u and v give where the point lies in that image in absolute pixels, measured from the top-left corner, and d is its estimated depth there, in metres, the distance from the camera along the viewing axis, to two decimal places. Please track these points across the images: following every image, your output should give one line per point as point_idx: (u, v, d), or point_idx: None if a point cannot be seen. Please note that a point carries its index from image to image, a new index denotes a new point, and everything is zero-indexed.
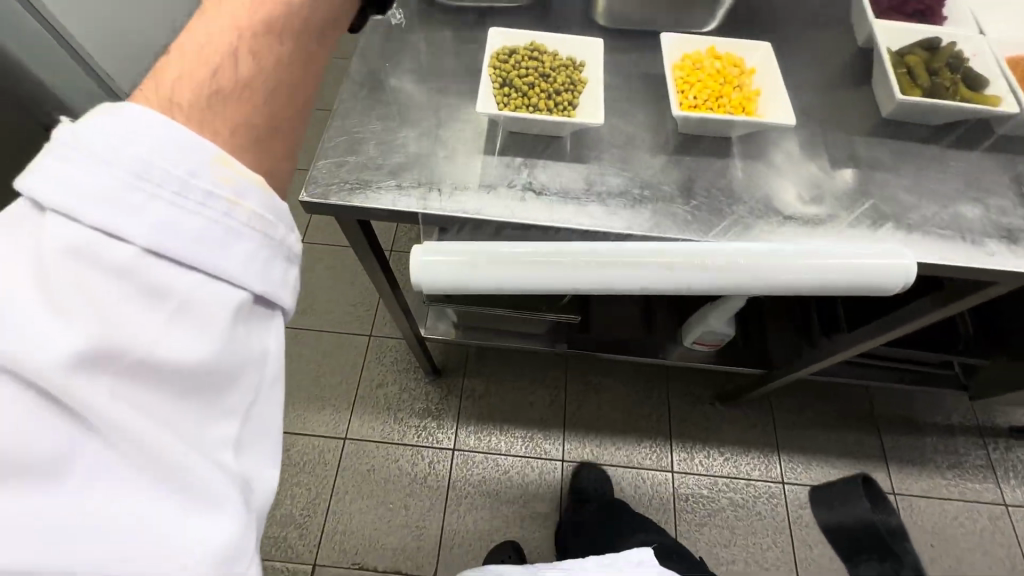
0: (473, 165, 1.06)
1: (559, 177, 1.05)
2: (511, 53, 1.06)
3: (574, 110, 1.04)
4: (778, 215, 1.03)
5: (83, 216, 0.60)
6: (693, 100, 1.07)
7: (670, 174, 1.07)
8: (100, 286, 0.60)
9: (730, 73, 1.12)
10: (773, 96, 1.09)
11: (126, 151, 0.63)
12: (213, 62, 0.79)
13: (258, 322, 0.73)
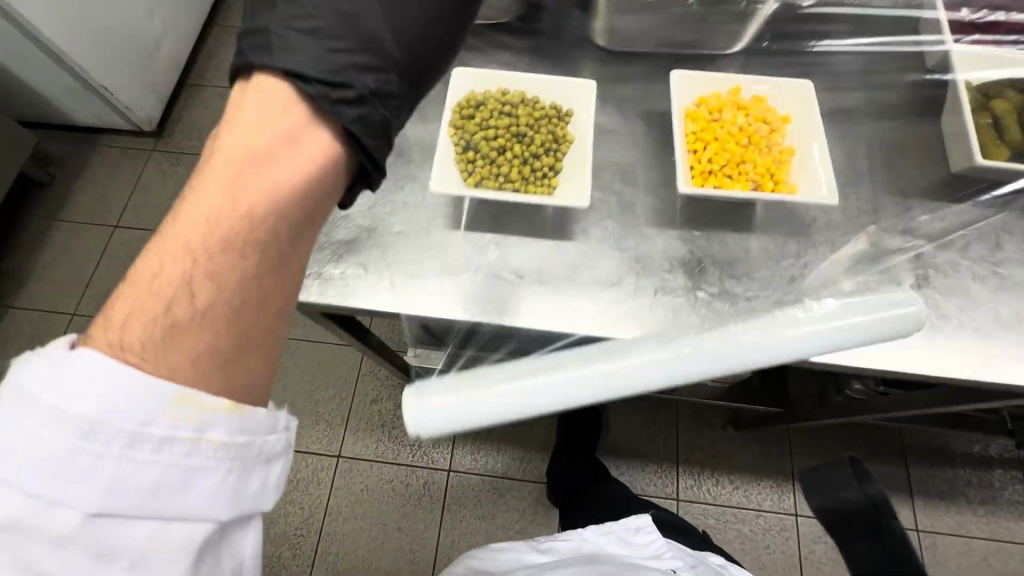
0: (438, 246, 1.02)
1: (525, 254, 1.01)
2: (478, 110, 1.01)
3: (554, 175, 1.02)
4: (758, 298, 0.97)
5: (27, 485, 0.61)
6: (709, 166, 1.03)
7: (662, 251, 1.03)
8: (64, 554, 0.62)
9: (751, 131, 1.04)
10: (807, 162, 1.03)
11: (74, 408, 0.61)
12: (166, 293, 0.69)
13: (234, 529, 0.73)
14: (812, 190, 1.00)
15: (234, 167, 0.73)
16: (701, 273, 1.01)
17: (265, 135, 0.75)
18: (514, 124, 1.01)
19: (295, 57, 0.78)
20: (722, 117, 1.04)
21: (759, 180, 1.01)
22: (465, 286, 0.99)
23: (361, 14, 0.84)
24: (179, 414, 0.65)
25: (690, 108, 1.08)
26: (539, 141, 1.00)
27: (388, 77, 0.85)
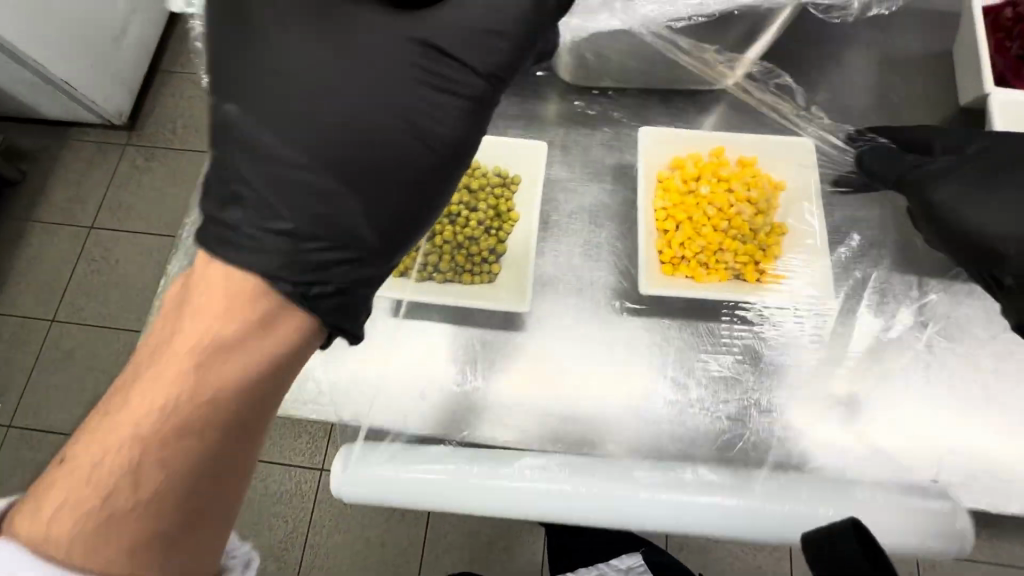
0: (394, 349, 0.75)
1: (507, 361, 0.74)
2: None
3: (493, 264, 0.70)
4: (846, 434, 0.70)
5: None
6: (679, 256, 0.75)
7: (701, 349, 0.75)
8: None
9: (738, 195, 0.76)
10: (809, 254, 0.74)
11: None
12: (100, 480, 0.42)
13: None
14: (818, 281, 0.74)
15: (188, 358, 0.43)
16: (691, 373, 0.74)
17: (243, 304, 0.44)
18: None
19: (260, 256, 0.45)
20: (697, 184, 0.77)
21: (747, 268, 0.74)
22: (375, 394, 0.74)
23: (329, 204, 0.47)
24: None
25: (660, 172, 0.79)
26: (476, 208, 0.70)
27: (370, 267, 0.50)
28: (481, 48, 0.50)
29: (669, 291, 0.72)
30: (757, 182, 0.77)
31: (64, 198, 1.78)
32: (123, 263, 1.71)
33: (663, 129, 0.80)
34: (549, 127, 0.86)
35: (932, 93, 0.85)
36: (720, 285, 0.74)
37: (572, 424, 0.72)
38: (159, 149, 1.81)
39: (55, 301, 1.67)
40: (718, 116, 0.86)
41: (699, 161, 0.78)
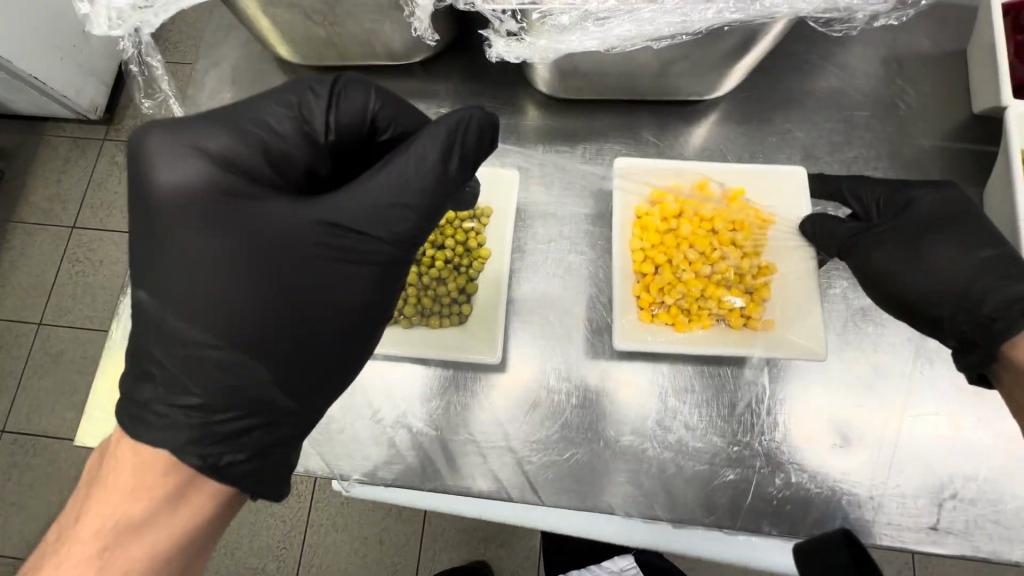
0: (366, 396, 0.70)
1: (485, 412, 0.70)
2: None
3: (465, 306, 0.64)
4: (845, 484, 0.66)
5: None
6: (660, 302, 0.69)
7: (690, 399, 0.70)
8: None
9: (721, 236, 0.71)
10: (789, 300, 0.69)
11: None
12: None
13: None
14: (812, 327, 0.66)
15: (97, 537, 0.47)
16: (679, 413, 0.69)
17: (151, 479, 0.49)
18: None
19: (170, 434, 0.51)
20: (676, 224, 0.72)
21: (731, 313, 0.69)
22: (343, 443, 0.69)
23: (233, 375, 0.52)
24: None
25: (638, 208, 0.72)
26: (443, 244, 0.65)
27: (283, 429, 0.56)
28: (377, 223, 0.57)
29: (645, 346, 0.67)
30: (740, 221, 0.72)
31: (43, 198, 1.71)
32: (106, 264, 1.65)
33: (634, 164, 0.73)
34: (528, 142, 0.80)
35: (946, 96, 0.78)
36: (703, 333, 0.69)
37: (554, 469, 0.68)
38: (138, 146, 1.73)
39: (39, 304, 1.62)
40: (710, 126, 0.80)
41: (680, 197, 0.72)
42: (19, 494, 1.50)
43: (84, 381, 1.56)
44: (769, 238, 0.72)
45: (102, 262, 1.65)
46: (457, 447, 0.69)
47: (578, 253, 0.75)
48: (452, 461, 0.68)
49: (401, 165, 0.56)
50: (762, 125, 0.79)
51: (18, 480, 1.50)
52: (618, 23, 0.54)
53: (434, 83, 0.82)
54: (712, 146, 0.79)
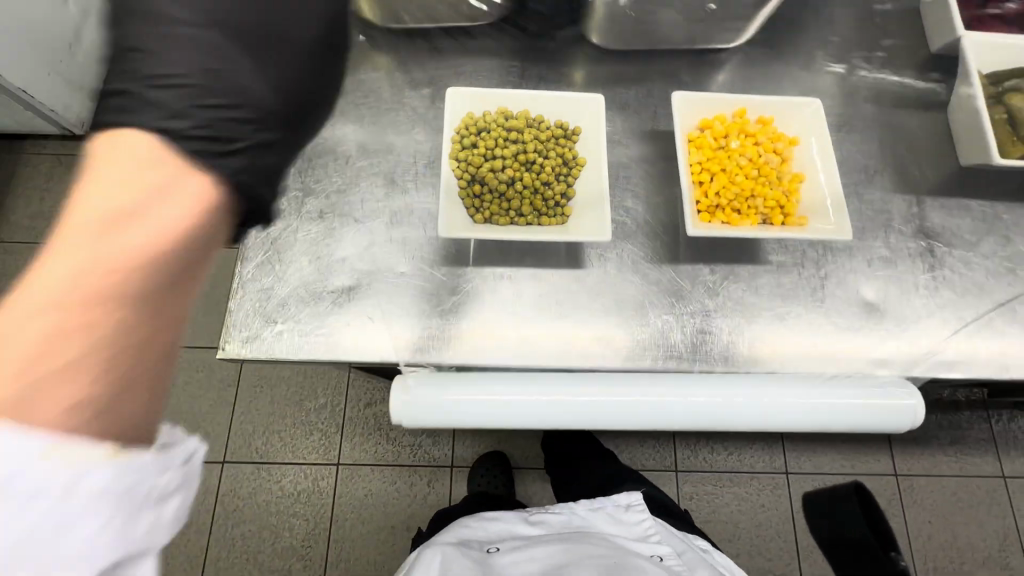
0: (486, 295, 0.80)
1: (588, 303, 0.80)
2: (475, 126, 0.77)
3: (568, 207, 0.76)
4: (880, 341, 0.81)
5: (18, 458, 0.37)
6: (718, 200, 0.76)
7: (748, 283, 0.83)
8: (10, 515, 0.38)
9: (766, 153, 0.78)
10: (825, 195, 0.78)
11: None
12: None
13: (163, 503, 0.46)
14: (842, 214, 0.75)
15: (135, 266, 0.47)
16: (745, 293, 0.82)
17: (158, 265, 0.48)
18: (517, 130, 0.77)
19: None
20: (725, 144, 0.79)
21: (774, 210, 0.76)
22: (470, 332, 0.78)
23: None
24: (57, 462, 0.39)
25: (691, 132, 0.79)
26: (549, 154, 0.77)
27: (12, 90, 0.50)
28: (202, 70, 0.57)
29: (712, 233, 0.73)
30: (780, 140, 0.79)
31: (27, 216, 1.72)
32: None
33: (694, 95, 0.79)
34: (586, 89, 0.94)
35: (910, 40, 0.99)
36: (755, 227, 0.76)
37: (647, 348, 0.79)
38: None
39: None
40: (734, 70, 0.96)
41: (725, 122, 0.79)
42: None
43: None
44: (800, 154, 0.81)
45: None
46: (570, 338, 0.79)
47: (645, 171, 0.88)
48: (562, 347, 0.79)
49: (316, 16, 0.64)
50: (773, 69, 0.96)
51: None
52: None
53: (499, 43, 0.95)
54: (737, 86, 0.95)
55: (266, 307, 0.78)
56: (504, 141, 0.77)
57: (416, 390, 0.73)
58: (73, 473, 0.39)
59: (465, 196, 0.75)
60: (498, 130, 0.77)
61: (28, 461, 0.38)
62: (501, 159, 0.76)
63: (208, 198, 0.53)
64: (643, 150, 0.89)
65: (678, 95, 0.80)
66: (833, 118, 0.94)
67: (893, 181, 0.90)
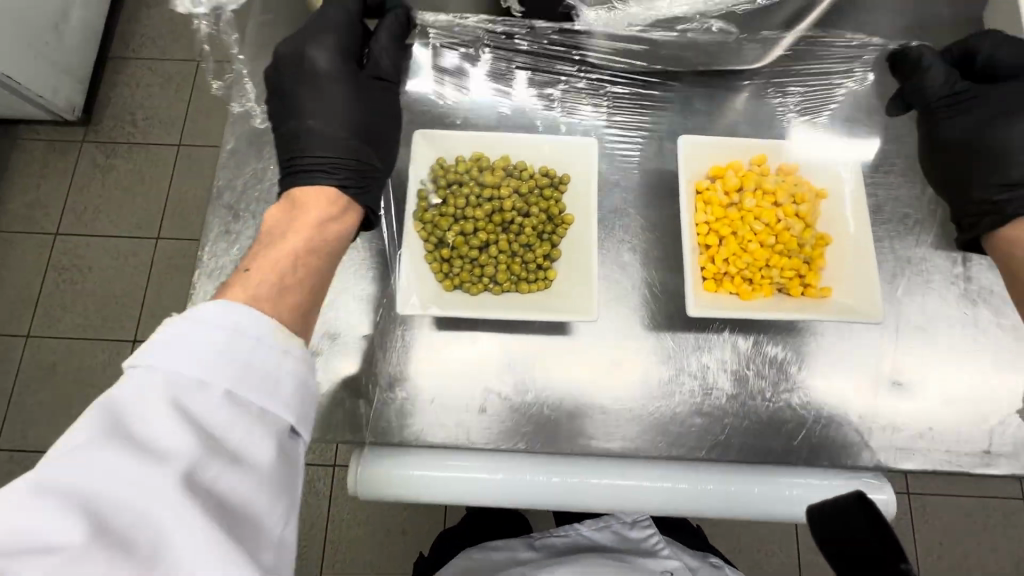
0: (454, 363, 0.72)
1: (569, 374, 0.72)
2: (443, 179, 0.66)
3: (552, 272, 0.66)
4: (903, 425, 0.71)
5: (200, 365, 0.47)
6: (725, 269, 0.64)
7: (756, 352, 0.73)
8: (181, 420, 0.45)
9: (787, 210, 0.66)
10: (855, 262, 0.65)
11: (192, 364, 0.47)
12: None
13: (282, 446, 0.49)
14: (869, 292, 0.63)
15: (309, 237, 0.61)
16: (752, 364, 0.72)
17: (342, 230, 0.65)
18: (493, 183, 0.67)
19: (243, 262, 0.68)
20: (738, 198, 0.66)
21: (792, 281, 0.64)
22: (437, 406, 0.71)
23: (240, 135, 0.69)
24: (277, 337, 0.50)
25: (699, 182, 0.66)
26: (530, 209, 0.67)
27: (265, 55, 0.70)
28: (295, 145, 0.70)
29: (716, 313, 0.61)
30: (806, 194, 0.66)
31: (22, 204, 1.59)
32: (95, 271, 1.54)
33: (703, 140, 0.67)
34: (583, 116, 0.81)
35: None
36: (767, 302, 0.64)
37: (637, 423, 0.71)
38: (120, 146, 1.63)
39: (25, 316, 1.51)
40: (757, 93, 0.82)
41: (740, 171, 0.67)
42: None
43: (87, 391, 1.45)
44: (826, 210, 0.68)
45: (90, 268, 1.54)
46: (552, 409, 0.71)
47: (645, 218, 0.76)
48: (544, 419, 0.71)
49: (375, 53, 0.73)
50: (803, 92, 0.82)
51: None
52: None
53: None
54: (759, 112, 0.82)
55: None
56: (478, 197, 0.67)
57: (384, 464, 0.67)
58: (286, 349, 0.50)
59: (431, 259, 0.65)
60: (470, 185, 0.66)
61: (262, 328, 0.49)
62: (472, 219, 0.66)
63: (343, 199, 0.67)
64: (643, 192, 0.78)
65: (684, 137, 0.67)
66: (869, 153, 0.81)
67: (935, 233, 0.77)
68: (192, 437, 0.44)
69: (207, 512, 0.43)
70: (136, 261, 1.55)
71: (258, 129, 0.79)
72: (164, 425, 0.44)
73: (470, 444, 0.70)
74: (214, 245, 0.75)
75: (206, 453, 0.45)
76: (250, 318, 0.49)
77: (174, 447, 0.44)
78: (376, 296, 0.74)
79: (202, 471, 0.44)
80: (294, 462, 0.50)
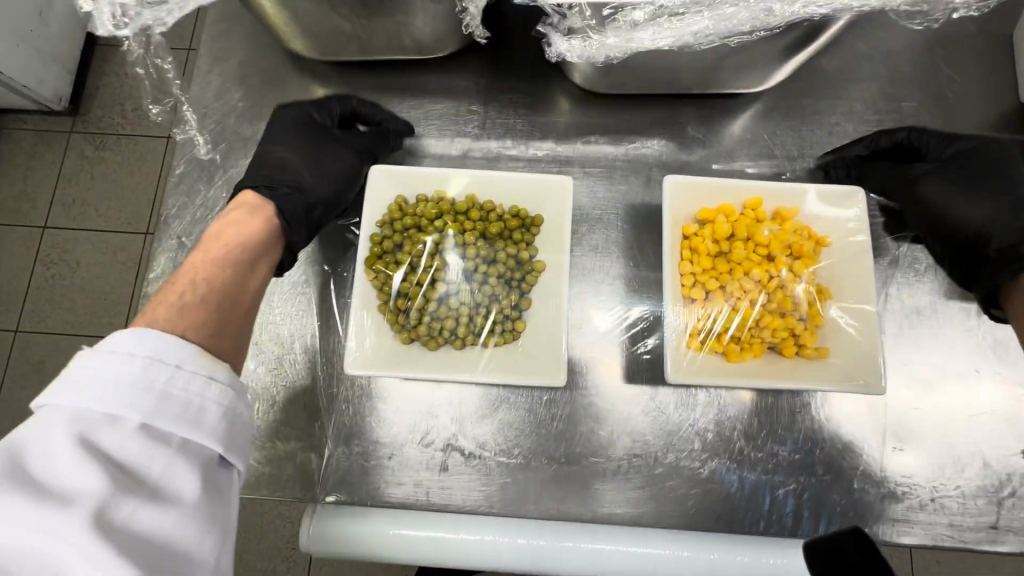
0: (414, 416, 0.66)
1: (540, 431, 0.66)
2: (404, 222, 0.62)
3: (521, 322, 0.61)
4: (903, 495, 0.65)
5: (110, 393, 0.40)
6: (709, 326, 0.59)
7: (745, 412, 0.66)
8: (89, 455, 0.38)
9: (780, 262, 0.60)
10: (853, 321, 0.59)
11: (100, 393, 0.40)
12: None
13: (213, 477, 0.43)
14: (874, 362, 0.57)
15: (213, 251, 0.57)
16: (739, 423, 0.66)
17: (257, 236, 0.61)
18: (457, 228, 0.62)
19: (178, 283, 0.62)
20: (728, 247, 0.60)
21: (784, 341, 0.59)
22: (394, 463, 0.65)
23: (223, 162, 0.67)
24: (198, 363, 0.44)
25: (686, 226, 0.60)
26: (496, 256, 0.62)
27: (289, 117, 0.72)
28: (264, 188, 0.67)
29: (698, 380, 0.56)
30: (802, 244, 0.61)
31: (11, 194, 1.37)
32: (85, 266, 1.32)
33: (692, 180, 0.60)
34: (565, 142, 0.74)
35: (994, 82, 0.76)
36: (756, 364, 0.58)
37: (613, 483, 0.65)
38: (110, 137, 1.38)
39: (14, 310, 1.30)
40: (755, 119, 0.75)
41: (733, 217, 0.60)
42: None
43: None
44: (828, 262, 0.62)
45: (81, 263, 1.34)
46: (517, 469, 0.65)
47: (625, 258, 0.70)
48: (511, 479, 0.65)
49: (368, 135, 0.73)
50: (807, 118, 0.75)
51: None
52: (695, 19, 0.50)
53: (458, 79, 0.76)
54: (757, 140, 0.74)
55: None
56: (438, 242, 0.62)
57: (343, 521, 0.61)
58: (210, 375, 0.44)
59: (388, 309, 0.60)
60: (431, 228, 0.62)
61: (181, 354, 0.44)
62: (431, 270, 0.62)
63: (260, 206, 0.64)
64: (624, 229, 0.71)
65: (671, 177, 0.60)
66: (876, 189, 0.74)
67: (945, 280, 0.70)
68: (100, 473, 0.38)
69: (123, 558, 0.36)
70: (125, 257, 1.32)
71: (211, 155, 0.73)
72: (66, 463, 0.37)
73: (431, 505, 0.64)
74: (154, 284, 0.69)
75: (119, 489, 0.38)
76: (165, 344, 0.43)
77: (80, 486, 0.37)
78: (327, 339, 0.68)
79: (115, 508, 0.37)
80: (227, 495, 0.44)
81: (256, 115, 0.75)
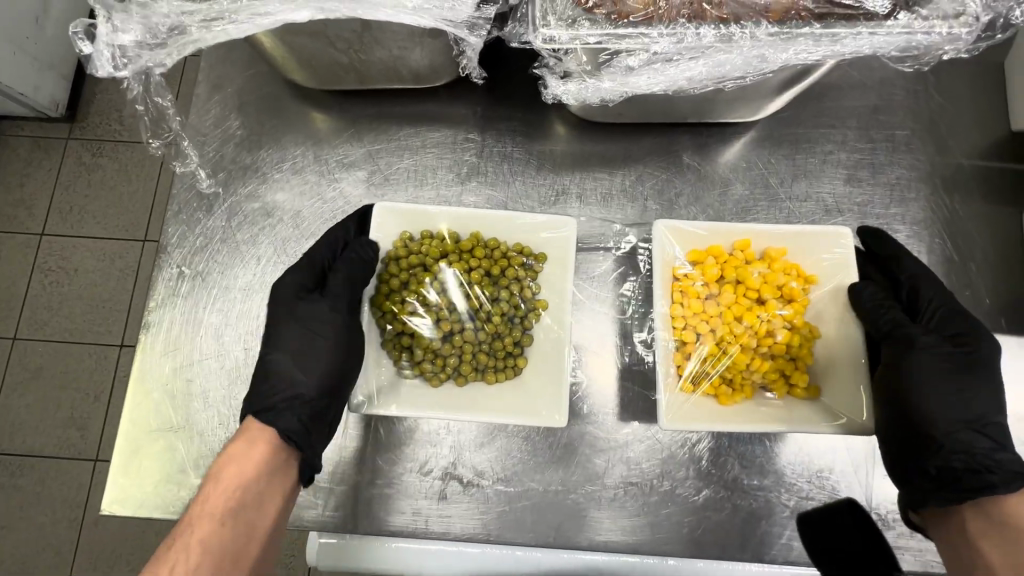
0: (410, 446, 0.67)
1: (537, 459, 0.67)
2: (410, 264, 0.65)
3: (523, 361, 0.63)
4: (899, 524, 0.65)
5: None
6: (703, 367, 0.62)
7: (741, 441, 0.67)
8: None
9: (772, 304, 0.63)
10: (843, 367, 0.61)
11: None
12: None
13: None
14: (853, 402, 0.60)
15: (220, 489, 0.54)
16: (736, 452, 0.67)
17: (269, 463, 0.57)
18: (461, 267, 0.65)
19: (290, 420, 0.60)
20: (719, 289, 0.64)
21: (775, 381, 0.61)
22: (399, 492, 0.65)
23: None
24: None
25: (679, 267, 0.63)
26: (497, 294, 0.66)
27: None
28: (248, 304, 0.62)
29: (698, 424, 0.58)
30: (790, 284, 0.64)
31: (6, 202, 1.36)
32: (81, 275, 1.31)
33: (685, 222, 0.63)
34: (561, 169, 0.75)
35: (985, 112, 0.77)
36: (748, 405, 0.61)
37: (610, 510, 0.65)
38: (107, 144, 1.38)
39: (13, 317, 1.29)
40: (750, 147, 0.75)
41: (723, 258, 0.64)
42: (10, 515, 1.20)
43: (71, 396, 1.25)
44: (813, 298, 0.65)
45: (77, 270, 1.31)
46: (514, 498, 0.66)
47: (621, 285, 0.71)
48: (509, 507, 0.65)
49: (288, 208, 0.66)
50: (802, 146, 0.76)
51: (7, 501, 1.20)
52: (690, 66, 0.53)
53: (456, 107, 0.76)
54: (753, 167, 0.75)
55: (139, 447, 0.66)
56: (439, 282, 0.66)
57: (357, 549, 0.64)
58: None
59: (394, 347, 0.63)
60: (436, 268, 0.65)
61: None
62: (436, 307, 0.65)
63: (255, 425, 0.59)
64: (620, 257, 0.72)
65: (665, 218, 0.63)
66: (871, 218, 0.74)
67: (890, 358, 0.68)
68: None
69: None
70: (124, 265, 1.32)
71: (211, 183, 0.74)
72: None
73: (430, 532, 0.65)
74: (156, 313, 0.70)
75: None
76: None
77: None
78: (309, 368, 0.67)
79: None
80: None
81: (254, 143, 0.75)
